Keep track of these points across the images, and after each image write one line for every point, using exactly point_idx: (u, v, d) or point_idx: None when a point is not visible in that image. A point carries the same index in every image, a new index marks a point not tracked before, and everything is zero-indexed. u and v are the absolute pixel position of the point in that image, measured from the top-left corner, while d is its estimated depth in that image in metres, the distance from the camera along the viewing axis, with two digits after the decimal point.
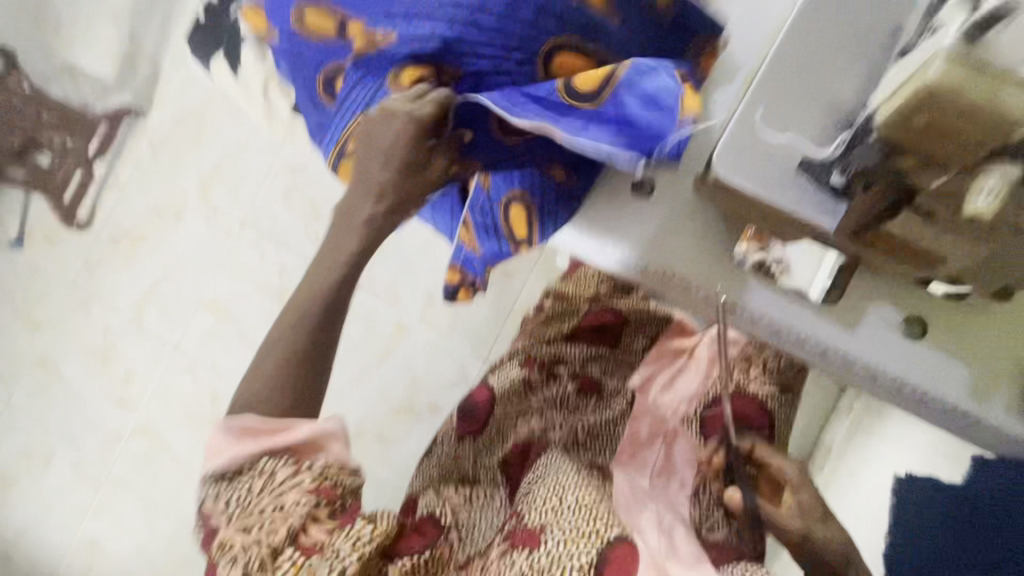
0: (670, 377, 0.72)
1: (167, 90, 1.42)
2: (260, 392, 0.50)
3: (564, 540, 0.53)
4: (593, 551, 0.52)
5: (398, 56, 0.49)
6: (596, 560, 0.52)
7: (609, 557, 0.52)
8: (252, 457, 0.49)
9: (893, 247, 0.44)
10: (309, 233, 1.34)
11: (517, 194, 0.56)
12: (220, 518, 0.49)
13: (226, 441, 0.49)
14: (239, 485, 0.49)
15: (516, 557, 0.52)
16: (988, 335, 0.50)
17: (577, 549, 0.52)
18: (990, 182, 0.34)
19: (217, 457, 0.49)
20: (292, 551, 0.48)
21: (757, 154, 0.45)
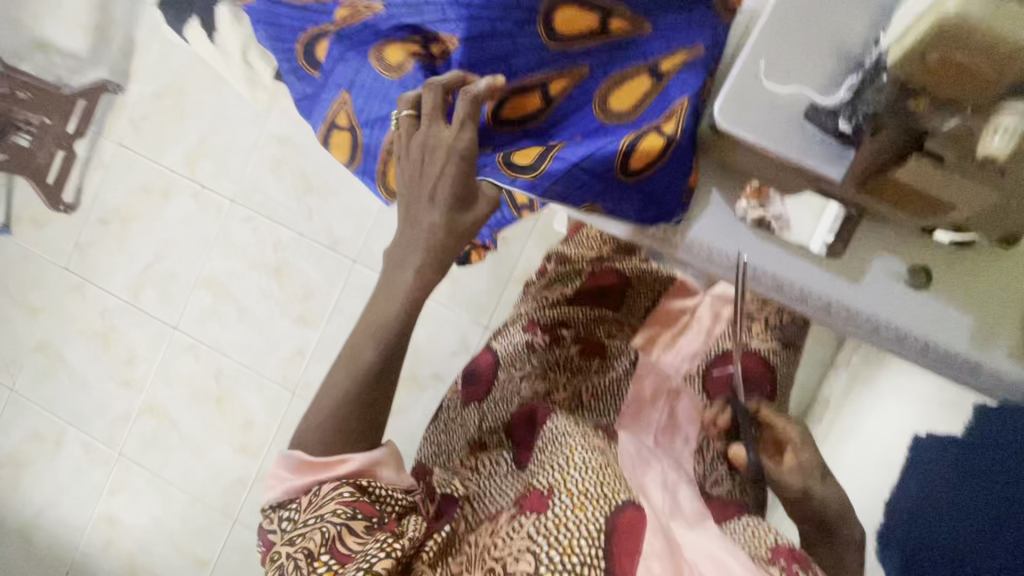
0: (673, 337, 0.72)
1: (145, 62, 1.37)
2: (315, 436, 0.55)
3: (573, 505, 0.48)
4: (604, 514, 0.47)
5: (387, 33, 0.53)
6: (607, 524, 0.47)
7: (623, 517, 0.48)
8: (304, 487, 0.53)
9: (900, 195, 0.43)
10: (302, 206, 1.32)
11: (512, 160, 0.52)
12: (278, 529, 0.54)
13: (287, 471, 0.54)
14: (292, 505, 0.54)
15: (523, 522, 0.48)
16: (995, 283, 0.49)
17: (586, 514, 0.47)
18: (1008, 120, 0.32)
19: (277, 485, 0.55)
20: (327, 559, 0.47)
21: (762, 103, 0.43)
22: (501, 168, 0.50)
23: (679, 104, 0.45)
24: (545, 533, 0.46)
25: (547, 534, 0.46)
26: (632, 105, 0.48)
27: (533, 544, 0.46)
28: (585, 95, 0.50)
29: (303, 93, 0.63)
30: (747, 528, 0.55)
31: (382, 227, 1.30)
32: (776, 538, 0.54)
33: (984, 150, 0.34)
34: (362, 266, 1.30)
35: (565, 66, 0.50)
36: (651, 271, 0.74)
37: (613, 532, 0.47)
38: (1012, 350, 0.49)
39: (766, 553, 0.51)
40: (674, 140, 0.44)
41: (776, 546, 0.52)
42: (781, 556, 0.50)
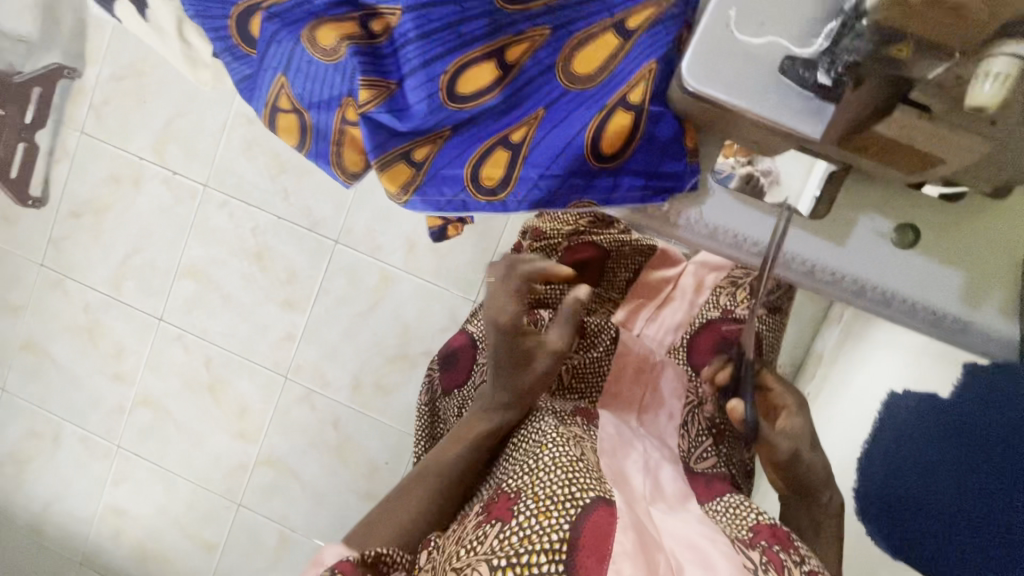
0: (656, 309, 0.72)
1: (99, 42, 1.29)
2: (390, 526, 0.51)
3: (538, 511, 0.47)
4: (569, 519, 0.46)
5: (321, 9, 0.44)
6: (572, 531, 0.45)
7: (590, 520, 0.46)
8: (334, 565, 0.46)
9: (884, 150, 0.40)
10: (278, 187, 1.27)
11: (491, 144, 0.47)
12: None
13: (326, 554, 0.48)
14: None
15: (488, 531, 0.47)
16: (984, 235, 0.46)
17: (550, 520, 0.46)
18: (999, 63, 0.29)
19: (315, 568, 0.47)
20: None
21: (734, 57, 0.39)
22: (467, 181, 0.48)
23: (645, 70, 0.44)
24: (506, 542, 0.45)
25: (509, 543, 0.45)
26: (594, 71, 0.46)
27: (492, 555, 0.44)
28: (539, 66, 0.46)
29: (241, 74, 0.52)
30: (731, 507, 0.56)
31: (362, 204, 1.26)
32: (757, 516, 0.54)
33: (973, 101, 0.30)
34: (344, 246, 1.27)
35: (524, 30, 0.44)
36: (633, 243, 0.71)
37: (579, 539, 0.44)
38: (1003, 304, 0.47)
39: (746, 535, 0.52)
40: (642, 113, 0.45)
41: (757, 525, 0.53)
42: (761, 538, 0.51)
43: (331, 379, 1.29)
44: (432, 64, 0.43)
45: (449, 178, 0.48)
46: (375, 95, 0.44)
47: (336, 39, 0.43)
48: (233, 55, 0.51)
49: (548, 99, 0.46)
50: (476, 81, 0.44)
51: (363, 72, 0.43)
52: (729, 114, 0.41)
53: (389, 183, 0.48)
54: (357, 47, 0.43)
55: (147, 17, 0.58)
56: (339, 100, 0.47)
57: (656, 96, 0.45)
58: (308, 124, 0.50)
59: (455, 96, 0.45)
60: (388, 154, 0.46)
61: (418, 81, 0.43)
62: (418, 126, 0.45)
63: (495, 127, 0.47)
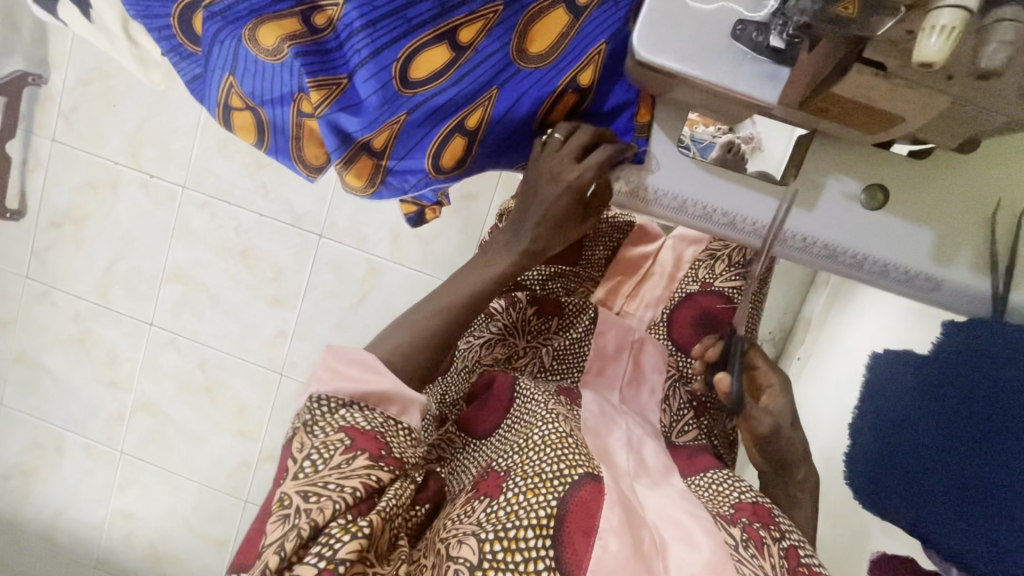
0: (635, 285, 0.74)
1: (62, 45, 1.25)
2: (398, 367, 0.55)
3: (526, 488, 0.47)
4: (556, 495, 0.46)
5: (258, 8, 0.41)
6: (559, 507, 0.45)
7: (576, 497, 0.46)
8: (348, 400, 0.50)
9: (844, 112, 0.39)
10: (257, 184, 1.26)
11: (449, 134, 0.47)
12: (311, 435, 0.49)
13: (346, 378, 0.51)
14: (340, 413, 0.50)
15: (476, 506, 0.48)
16: (953, 190, 0.46)
17: (538, 497, 0.46)
18: (945, 15, 0.27)
19: (337, 382, 0.51)
20: (334, 482, 0.45)
21: (686, 24, 0.39)
22: (427, 163, 0.49)
23: (597, 50, 0.45)
24: (494, 516, 0.46)
25: (496, 517, 0.45)
26: (551, 46, 0.45)
27: (479, 529, 0.45)
28: (495, 44, 0.44)
29: (190, 74, 0.50)
30: (714, 483, 0.57)
31: (344, 196, 1.24)
32: (741, 494, 0.55)
33: (920, 57, 0.28)
34: (329, 239, 1.26)
35: (475, 8, 0.42)
36: (611, 220, 0.72)
37: (566, 515, 0.45)
38: (973, 259, 0.47)
39: (728, 511, 0.53)
40: (590, 92, 0.48)
41: (739, 502, 0.54)
42: (742, 515, 0.52)
43: None
44: (381, 52, 0.42)
45: (411, 167, 0.50)
46: (328, 94, 0.43)
47: (281, 39, 0.42)
48: (180, 54, 0.49)
49: (502, 77, 0.45)
50: (429, 65, 0.43)
51: (311, 75, 0.42)
52: (685, 83, 0.41)
53: (353, 177, 0.50)
54: (303, 47, 0.42)
55: (93, 19, 0.57)
56: (291, 96, 0.46)
57: (606, 74, 0.47)
58: (264, 120, 0.50)
59: (409, 82, 0.44)
60: (352, 148, 0.47)
61: (368, 72, 0.42)
62: (373, 117, 0.45)
63: (453, 107, 0.46)
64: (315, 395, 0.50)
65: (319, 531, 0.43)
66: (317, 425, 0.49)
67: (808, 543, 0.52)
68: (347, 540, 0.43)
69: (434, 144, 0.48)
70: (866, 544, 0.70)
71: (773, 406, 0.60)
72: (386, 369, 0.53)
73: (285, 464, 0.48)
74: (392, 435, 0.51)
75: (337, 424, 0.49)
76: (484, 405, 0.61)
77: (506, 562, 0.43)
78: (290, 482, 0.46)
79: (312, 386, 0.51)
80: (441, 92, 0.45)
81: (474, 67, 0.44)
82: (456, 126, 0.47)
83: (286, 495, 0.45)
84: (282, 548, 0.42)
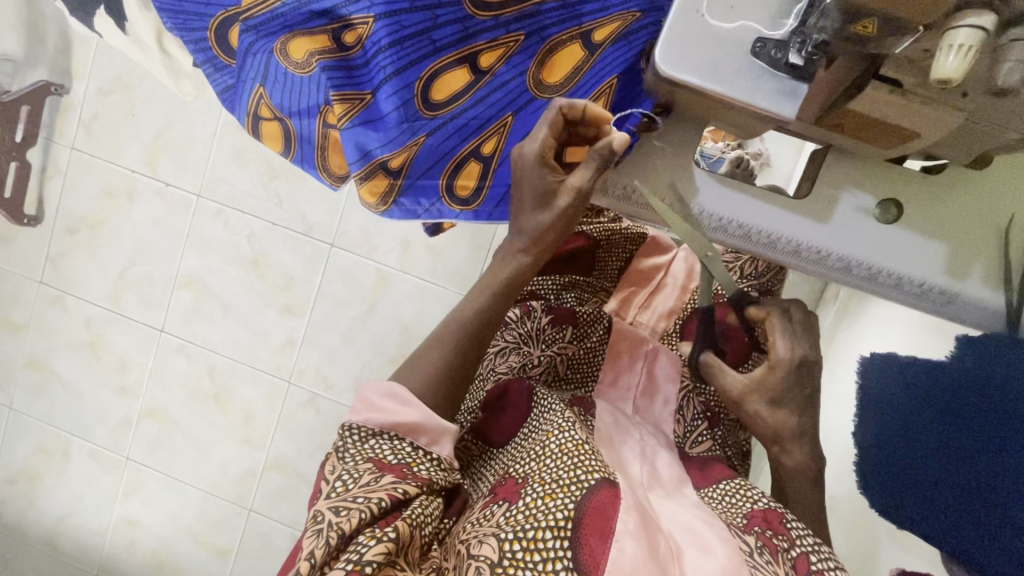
0: (648, 296, 0.73)
1: (85, 57, 1.29)
2: (414, 377, 0.54)
3: (543, 493, 0.47)
4: (574, 499, 0.46)
5: (290, 24, 0.41)
6: (577, 510, 0.46)
7: (593, 501, 0.46)
8: (376, 431, 0.51)
9: (860, 127, 0.40)
10: (270, 194, 1.28)
11: (460, 160, 0.51)
12: (351, 460, 0.50)
13: (382, 408, 0.52)
14: (382, 441, 0.51)
15: (495, 510, 0.48)
16: (966, 208, 0.47)
17: (555, 503, 0.46)
18: (961, 35, 0.28)
19: (369, 411, 0.52)
20: (365, 498, 0.45)
21: (706, 42, 0.39)
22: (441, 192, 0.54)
23: (607, 84, 0.48)
24: (513, 519, 0.46)
25: (515, 520, 0.46)
26: (563, 79, 0.48)
27: (499, 530, 0.45)
28: (512, 71, 0.46)
29: (223, 85, 0.52)
30: (726, 493, 0.57)
31: (355, 206, 1.26)
32: (752, 502, 0.54)
33: (938, 74, 0.29)
34: (340, 249, 1.27)
35: (498, 36, 0.43)
36: (623, 231, 0.73)
37: (583, 518, 0.45)
38: (987, 275, 0.47)
39: (741, 521, 0.53)
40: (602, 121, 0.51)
41: (751, 511, 0.53)
42: (755, 523, 0.52)
43: (335, 382, 1.29)
44: (406, 70, 0.42)
45: (425, 190, 0.53)
46: (351, 108, 0.43)
47: (307, 56, 0.42)
48: (214, 66, 0.50)
49: (517, 104, 0.49)
50: (449, 85, 0.45)
51: (335, 87, 0.42)
52: (704, 98, 0.42)
53: (368, 193, 0.51)
54: (329, 64, 0.41)
55: (127, 31, 0.59)
56: (318, 108, 0.48)
57: (617, 104, 0.51)
58: (292, 130, 0.52)
59: (429, 101, 0.45)
60: (370, 164, 0.47)
61: (393, 89, 0.42)
62: (392, 134, 0.45)
63: (460, 144, 0.50)
64: (347, 424, 0.52)
65: (347, 541, 0.44)
66: (350, 452, 0.50)
67: (827, 545, 0.50)
68: (373, 543, 0.43)
69: (445, 178, 0.52)
70: (879, 562, 0.68)
71: (785, 422, 0.56)
72: (416, 399, 0.52)
73: (322, 486, 0.49)
74: (422, 465, 0.51)
75: (366, 454, 0.50)
76: (500, 416, 0.61)
77: (526, 562, 0.43)
78: (323, 500, 0.47)
79: (347, 418, 0.53)
80: (465, 117, 0.48)
81: (489, 97, 0.47)
82: (468, 154, 0.51)
83: (319, 512, 0.45)
84: (312, 555, 0.43)
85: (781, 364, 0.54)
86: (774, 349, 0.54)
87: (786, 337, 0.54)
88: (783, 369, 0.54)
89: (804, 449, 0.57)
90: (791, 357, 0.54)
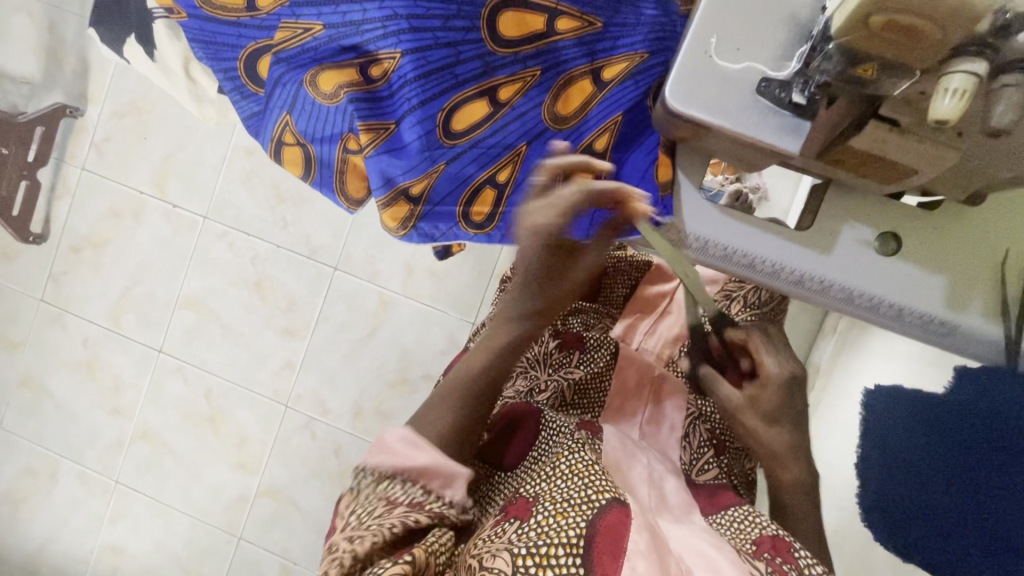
0: (653, 322, 0.74)
1: (102, 81, 1.33)
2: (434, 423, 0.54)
3: (555, 511, 0.47)
4: (585, 517, 0.46)
5: (321, 56, 0.44)
6: (588, 527, 0.46)
7: (604, 521, 0.46)
8: (384, 473, 0.50)
9: (861, 163, 0.42)
10: (277, 217, 1.29)
11: (478, 183, 0.52)
12: (364, 500, 0.49)
13: (396, 449, 0.51)
14: (394, 480, 0.50)
15: (507, 526, 0.48)
16: (965, 241, 0.48)
17: (567, 520, 0.46)
18: (956, 79, 0.30)
19: (383, 453, 0.51)
20: (375, 529, 0.45)
21: (713, 79, 0.42)
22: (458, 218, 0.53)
23: (613, 121, 0.50)
24: (525, 536, 0.46)
25: (527, 536, 0.46)
26: (575, 110, 0.49)
27: (512, 544, 0.45)
28: (530, 104, 0.48)
29: (249, 112, 0.54)
30: (735, 521, 0.56)
31: (360, 231, 1.28)
32: (761, 529, 0.54)
33: (935, 115, 0.30)
34: (344, 272, 1.28)
35: (518, 70, 0.46)
36: (628, 258, 0.77)
37: (594, 535, 0.45)
38: (987, 309, 0.48)
39: (750, 547, 0.52)
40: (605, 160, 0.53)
41: (759, 537, 0.53)
42: (763, 549, 0.52)
43: (332, 407, 1.28)
44: (429, 102, 0.45)
45: (444, 214, 0.53)
46: (375, 137, 0.46)
47: (335, 87, 0.45)
48: (241, 92, 0.52)
49: (532, 135, 0.50)
50: (470, 117, 0.47)
51: (362, 118, 0.45)
52: (711, 132, 0.44)
53: (389, 218, 0.52)
54: (354, 96, 0.45)
55: (155, 58, 0.61)
56: (340, 135, 0.49)
57: (621, 141, 0.52)
58: (312, 155, 0.53)
59: (450, 131, 0.47)
60: (392, 190, 0.49)
61: (416, 119, 0.45)
62: (414, 162, 0.48)
63: (478, 171, 0.51)
64: (361, 465, 0.51)
65: (358, 567, 0.44)
66: (363, 493, 0.50)
67: None
68: (388, 565, 0.42)
69: (461, 205, 0.52)
70: None
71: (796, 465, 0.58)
72: (426, 443, 0.51)
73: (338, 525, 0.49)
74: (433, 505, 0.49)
75: (378, 492, 0.49)
76: (508, 440, 0.61)
77: None
78: (338, 534, 0.48)
79: (362, 459, 0.52)
80: (484, 145, 0.49)
81: (508, 127, 0.49)
82: (484, 180, 0.52)
83: (334, 543, 0.47)
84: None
85: (771, 379, 0.58)
86: (763, 367, 0.59)
87: (771, 354, 0.59)
88: (773, 384, 0.58)
89: (800, 462, 0.59)
90: (779, 373, 0.58)
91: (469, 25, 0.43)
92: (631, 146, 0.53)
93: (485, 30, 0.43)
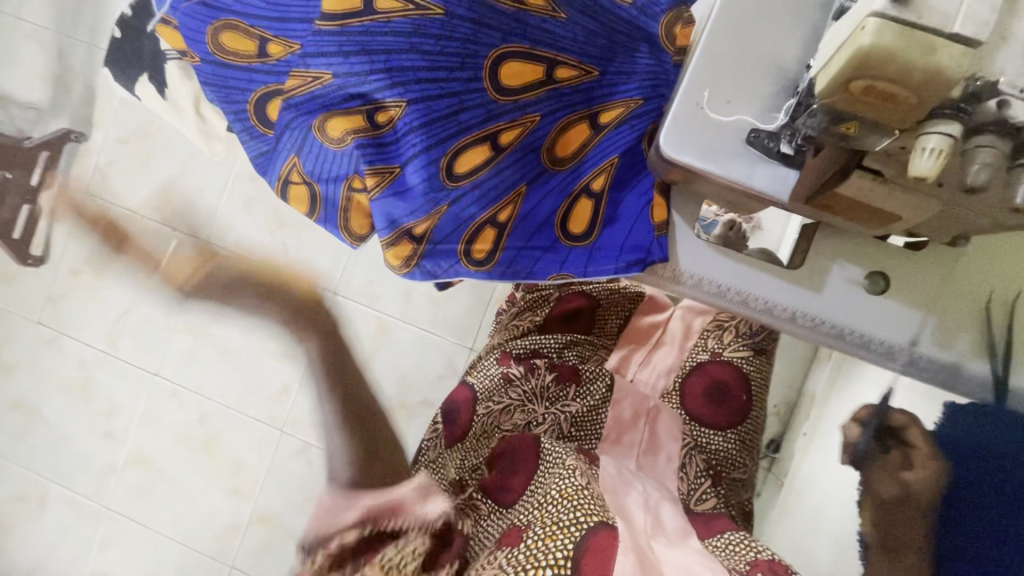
0: (647, 353, 0.79)
1: (107, 107, 1.35)
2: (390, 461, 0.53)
3: (545, 535, 0.48)
4: (572, 540, 0.47)
5: (328, 102, 0.46)
6: (574, 550, 0.46)
7: (592, 543, 0.47)
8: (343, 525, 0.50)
9: (847, 208, 0.44)
10: (276, 241, 1.31)
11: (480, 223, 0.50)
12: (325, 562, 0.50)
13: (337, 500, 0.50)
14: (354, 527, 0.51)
15: (499, 554, 0.49)
16: (948, 280, 0.50)
17: (555, 543, 0.47)
18: (933, 139, 0.32)
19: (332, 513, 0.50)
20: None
21: (705, 129, 0.44)
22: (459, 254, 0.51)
23: (609, 163, 0.51)
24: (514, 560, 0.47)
25: (515, 560, 0.47)
26: (573, 152, 0.51)
27: (502, 570, 0.46)
28: (529, 147, 0.50)
29: (258, 151, 0.57)
30: (731, 544, 0.56)
31: (359, 258, 1.29)
32: (757, 552, 0.54)
33: (915, 172, 0.32)
34: (342, 297, 1.29)
35: (517, 116, 0.48)
36: (623, 290, 0.77)
37: (581, 557, 0.46)
38: (975, 345, 0.50)
39: (745, 567, 0.53)
40: (602, 199, 0.52)
41: (755, 560, 0.53)
42: (758, 570, 0.52)
43: (329, 432, 1.27)
44: (433, 148, 0.46)
45: (446, 252, 0.51)
46: (381, 180, 0.48)
47: (343, 133, 0.46)
48: (250, 133, 0.57)
49: (531, 175, 0.51)
50: (473, 161, 0.48)
51: (368, 163, 0.47)
52: (705, 179, 0.45)
53: (392, 256, 0.50)
54: (364, 142, 0.46)
55: (166, 96, 0.64)
56: (346, 175, 0.51)
57: (619, 180, 0.52)
58: (318, 195, 0.55)
59: (453, 173, 0.48)
60: (396, 231, 0.49)
61: (420, 163, 0.46)
62: (417, 205, 0.48)
63: (478, 209, 0.50)
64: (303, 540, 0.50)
65: None
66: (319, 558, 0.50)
67: None
68: None
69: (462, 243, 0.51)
70: None
71: None
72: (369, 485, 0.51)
73: None
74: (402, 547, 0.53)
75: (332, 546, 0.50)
76: (511, 475, 0.62)
77: None
78: None
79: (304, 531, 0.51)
80: (487, 187, 0.49)
81: (512, 169, 0.50)
82: (484, 220, 0.50)
83: None
84: None
85: None
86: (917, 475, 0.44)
87: None
88: None
89: None
90: None
91: (472, 76, 0.45)
92: (624, 186, 0.52)
93: (490, 80, 0.46)
